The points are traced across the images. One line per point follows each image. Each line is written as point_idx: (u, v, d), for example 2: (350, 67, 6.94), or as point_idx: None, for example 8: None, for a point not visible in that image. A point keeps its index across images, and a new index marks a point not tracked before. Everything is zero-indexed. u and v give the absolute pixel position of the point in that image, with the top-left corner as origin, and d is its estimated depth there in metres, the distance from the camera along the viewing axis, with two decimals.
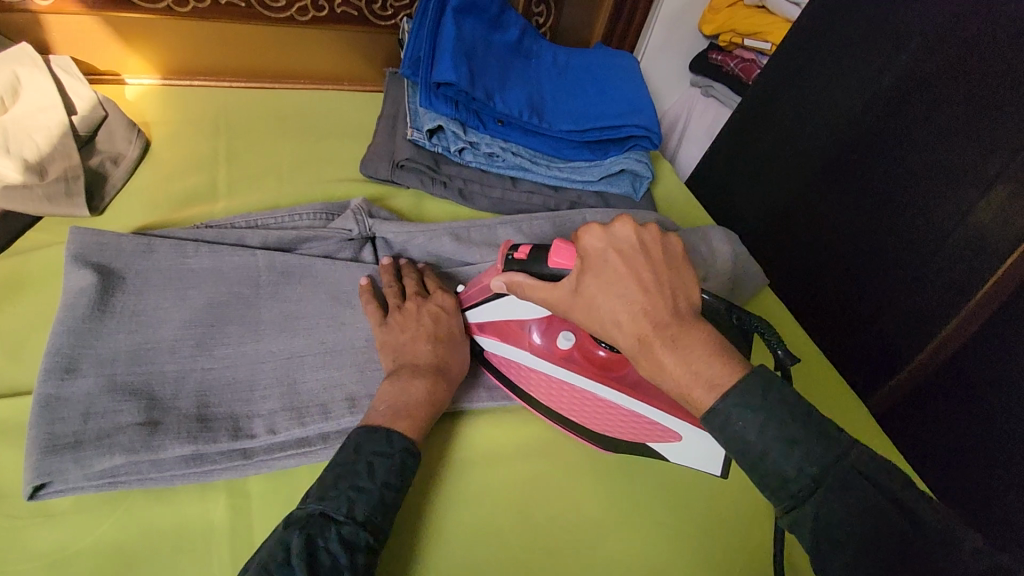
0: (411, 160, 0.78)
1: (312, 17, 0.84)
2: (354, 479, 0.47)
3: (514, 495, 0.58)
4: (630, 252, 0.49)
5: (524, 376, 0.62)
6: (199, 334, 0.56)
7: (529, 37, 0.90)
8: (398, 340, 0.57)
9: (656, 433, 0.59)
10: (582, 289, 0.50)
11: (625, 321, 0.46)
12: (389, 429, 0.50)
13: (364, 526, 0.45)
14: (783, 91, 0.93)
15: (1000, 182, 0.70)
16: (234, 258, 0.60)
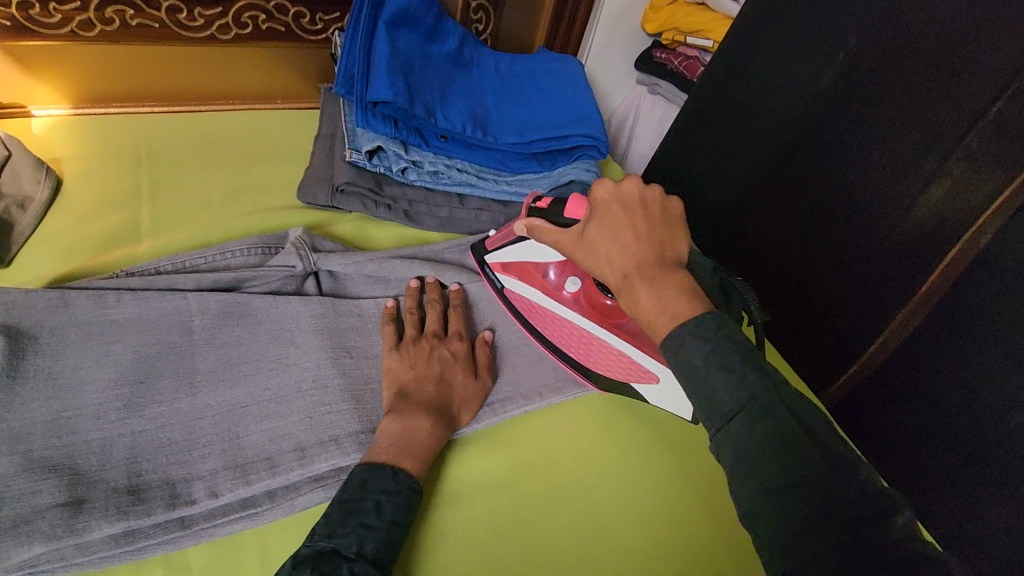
0: (351, 183, 0.75)
1: (236, 35, 0.80)
2: (363, 517, 0.46)
3: (506, 527, 0.55)
4: (631, 204, 0.54)
5: (536, 312, 0.69)
6: (127, 393, 0.50)
7: (468, 46, 0.88)
8: (402, 373, 0.58)
9: (639, 373, 0.64)
10: (586, 233, 0.57)
11: (615, 259, 0.52)
12: (394, 467, 0.50)
13: (375, 565, 0.44)
14: (728, 88, 0.93)
15: (940, 176, 0.70)
16: (161, 303, 0.55)
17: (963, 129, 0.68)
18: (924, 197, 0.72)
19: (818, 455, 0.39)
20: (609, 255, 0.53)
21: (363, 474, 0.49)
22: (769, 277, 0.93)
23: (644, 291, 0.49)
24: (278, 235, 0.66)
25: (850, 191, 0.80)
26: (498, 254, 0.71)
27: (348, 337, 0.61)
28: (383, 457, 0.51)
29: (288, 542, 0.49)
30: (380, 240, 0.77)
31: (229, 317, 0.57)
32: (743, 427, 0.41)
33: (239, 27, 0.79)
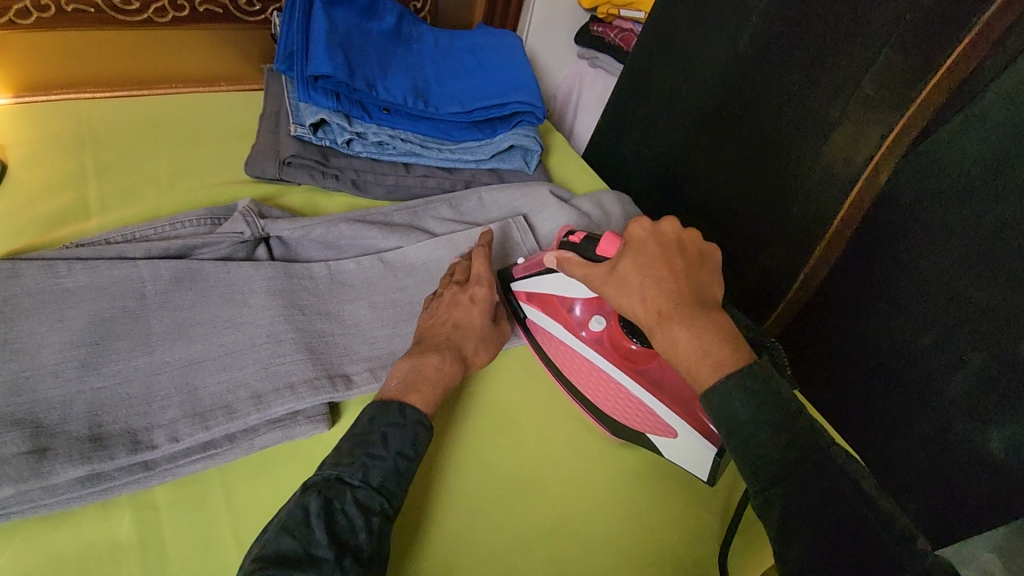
0: (297, 156, 0.77)
1: (174, 18, 0.82)
2: (369, 448, 0.50)
3: (511, 441, 0.64)
4: (668, 247, 0.56)
5: (557, 347, 0.68)
6: (83, 353, 0.53)
7: (407, 23, 0.91)
8: (424, 320, 0.63)
9: (657, 427, 0.61)
10: (618, 269, 0.56)
11: (649, 297, 0.53)
12: (401, 403, 0.54)
13: (379, 493, 0.49)
14: (658, 54, 0.99)
15: (841, 123, 0.77)
16: (113, 270, 0.58)
17: (856, 76, 0.74)
18: (828, 142, 0.79)
19: (861, 503, 0.43)
20: (642, 294, 0.53)
21: (373, 410, 0.53)
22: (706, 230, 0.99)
23: (684, 334, 0.50)
24: (225, 206, 0.68)
25: (773, 143, 0.85)
26: (524, 283, 0.70)
27: (301, 296, 0.64)
28: (392, 395, 0.55)
29: (249, 478, 0.53)
30: (329, 209, 0.79)
31: (181, 281, 0.60)
32: (787, 490, 0.45)
33: (176, 10, 0.81)
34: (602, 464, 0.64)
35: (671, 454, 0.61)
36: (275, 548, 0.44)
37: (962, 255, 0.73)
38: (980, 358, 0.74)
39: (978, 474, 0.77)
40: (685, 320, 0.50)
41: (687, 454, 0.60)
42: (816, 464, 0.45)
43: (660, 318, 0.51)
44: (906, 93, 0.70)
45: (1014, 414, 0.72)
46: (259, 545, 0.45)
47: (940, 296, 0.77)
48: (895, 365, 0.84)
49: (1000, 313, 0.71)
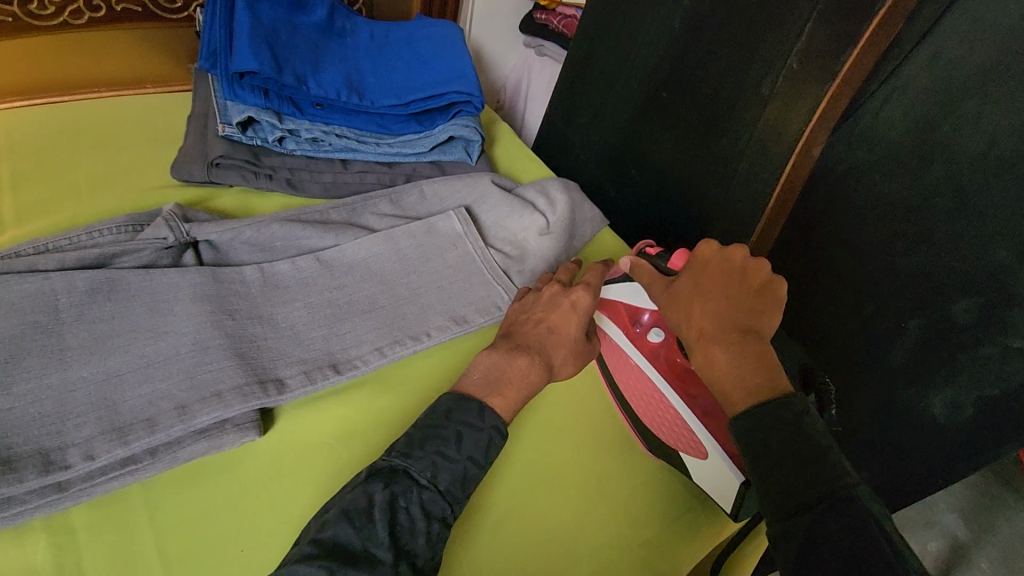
0: (226, 156, 0.75)
1: (89, 18, 0.78)
2: (441, 445, 0.51)
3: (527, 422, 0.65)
4: (729, 274, 0.57)
5: (612, 352, 0.66)
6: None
7: (340, 15, 0.88)
8: (518, 317, 0.63)
9: (692, 446, 0.59)
10: (675, 287, 0.59)
11: (697, 318, 0.55)
12: (481, 403, 0.54)
13: (443, 496, 0.50)
14: (602, 39, 0.99)
15: (772, 99, 0.77)
16: (20, 285, 0.55)
17: (786, 50, 0.75)
18: (762, 117, 0.79)
19: (885, 547, 0.41)
20: (691, 313, 0.56)
21: (450, 403, 0.54)
22: (653, 216, 0.98)
23: (721, 354, 0.52)
24: (149, 211, 0.66)
25: (715, 123, 0.85)
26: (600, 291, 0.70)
27: (232, 300, 0.61)
28: (474, 392, 0.55)
29: (174, 493, 0.51)
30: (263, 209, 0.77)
31: (98, 290, 0.57)
32: (811, 518, 0.43)
33: (92, 10, 0.78)
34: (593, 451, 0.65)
35: (703, 476, 0.59)
36: (335, 536, 0.46)
37: (896, 223, 0.75)
38: (919, 323, 0.76)
39: (931, 434, 0.80)
40: (719, 341, 0.53)
41: (716, 478, 0.58)
42: (846, 499, 0.43)
43: (702, 337, 0.54)
44: (831, 64, 0.70)
45: (954, 374, 0.75)
46: (320, 526, 0.47)
47: (879, 266, 0.78)
48: (842, 337, 0.85)
49: (934, 278, 0.73)
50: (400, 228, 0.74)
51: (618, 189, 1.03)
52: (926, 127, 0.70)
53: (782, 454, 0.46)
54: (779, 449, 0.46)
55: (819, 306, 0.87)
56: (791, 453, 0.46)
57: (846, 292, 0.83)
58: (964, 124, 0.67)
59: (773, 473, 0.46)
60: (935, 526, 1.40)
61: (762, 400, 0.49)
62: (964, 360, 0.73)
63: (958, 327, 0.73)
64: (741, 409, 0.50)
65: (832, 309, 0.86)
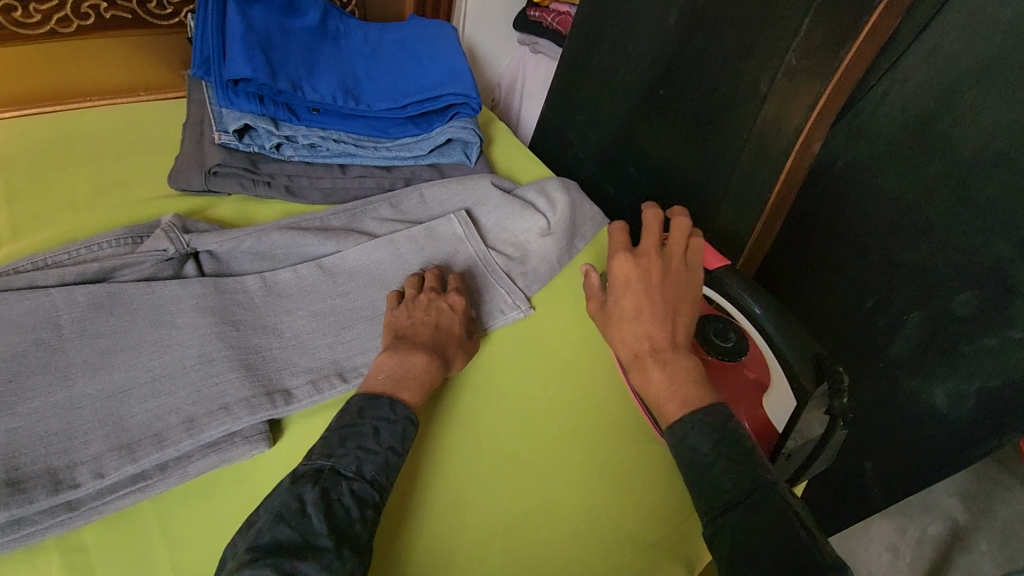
0: (224, 165, 0.74)
1: (77, 26, 0.77)
2: (360, 440, 0.52)
3: (533, 391, 0.68)
4: (645, 282, 0.59)
5: None
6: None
7: (332, 18, 0.88)
8: (401, 322, 0.63)
9: None
10: (606, 309, 0.61)
11: (629, 340, 0.57)
12: (391, 398, 0.55)
13: (372, 485, 0.50)
14: (597, 36, 0.99)
15: (771, 95, 0.77)
16: (21, 303, 0.54)
17: (784, 46, 0.74)
18: (761, 113, 0.79)
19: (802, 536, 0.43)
20: (623, 336, 0.57)
21: (361, 402, 0.55)
22: None
23: (655, 372, 0.54)
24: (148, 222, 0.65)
25: (712, 118, 0.85)
26: None
27: (235, 309, 0.61)
28: (382, 389, 0.57)
29: (186, 507, 0.51)
30: (261, 217, 0.76)
31: (100, 305, 0.56)
32: (733, 518, 0.45)
33: (80, 18, 0.76)
34: (589, 438, 0.65)
35: None
36: (271, 538, 0.44)
37: (896, 215, 0.76)
38: (920, 315, 0.77)
39: (932, 425, 0.81)
40: (651, 359, 0.55)
41: None
42: (765, 494, 0.45)
43: (637, 358, 0.56)
44: (828, 60, 0.70)
45: (955, 365, 0.75)
46: (252, 538, 0.45)
47: (879, 259, 0.79)
48: (844, 330, 0.86)
49: (935, 269, 0.74)
50: (401, 232, 0.73)
51: (616, 187, 1.03)
52: (925, 121, 0.71)
53: (710, 456, 0.48)
54: (710, 451, 0.48)
55: (819, 299, 0.88)
56: (717, 454, 0.48)
57: (846, 286, 0.84)
58: (962, 118, 0.67)
59: (701, 477, 0.48)
60: (936, 510, 1.42)
61: (692, 410, 0.51)
62: (965, 351, 0.74)
63: (958, 318, 0.73)
64: (673, 420, 0.51)
65: (834, 303, 0.86)
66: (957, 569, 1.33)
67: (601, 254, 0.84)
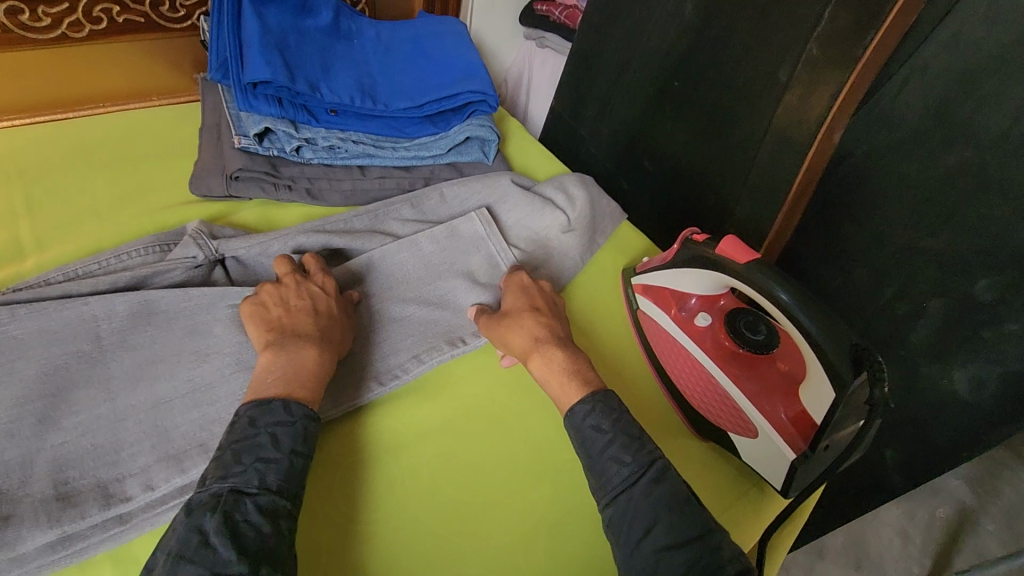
0: (245, 169, 0.73)
1: (90, 31, 0.75)
2: (258, 452, 0.48)
3: (498, 415, 0.63)
4: (545, 295, 0.69)
5: (660, 337, 0.68)
6: (39, 407, 0.49)
7: (345, 17, 0.87)
8: (271, 312, 0.58)
9: (739, 424, 0.60)
10: (502, 309, 0.67)
11: (528, 326, 0.64)
12: (285, 400, 0.52)
13: (281, 496, 0.47)
14: (607, 30, 0.99)
15: (790, 87, 0.77)
16: (62, 316, 0.54)
17: (803, 37, 0.74)
18: (779, 105, 0.79)
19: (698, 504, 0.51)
20: (521, 325, 0.64)
21: (251, 410, 0.51)
22: (668, 207, 0.98)
23: (558, 355, 0.61)
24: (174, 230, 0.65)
25: (728, 110, 0.85)
26: (644, 277, 0.72)
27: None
28: (273, 392, 0.52)
29: None
30: (284, 220, 0.76)
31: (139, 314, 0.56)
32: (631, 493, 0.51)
33: (92, 22, 0.75)
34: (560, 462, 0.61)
35: (753, 454, 0.59)
36: None
37: (918, 203, 0.76)
38: (940, 302, 0.78)
39: (952, 411, 0.83)
40: (552, 344, 0.62)
41: (766, 455, 0.58)
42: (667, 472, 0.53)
43: (538, 344, 0.62)
44: (851, 52, 0.70)
45: (977, 351, 0.77)
46: None
47: (899, 247, 0.80)
48: (864, 317, 0.87)
49: (955, 255, 0.75)
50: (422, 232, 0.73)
51: (630, 181, 1.03)
52: (945, 109, 0.71)
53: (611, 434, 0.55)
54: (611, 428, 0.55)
55: (838, 290, 0.89)
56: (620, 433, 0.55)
57: (866, 275, 0.85)
58: (982, 105, 0.68)
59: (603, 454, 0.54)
60: (944, 492, 1.44)
61: (593, 392, 0.58)
62: (986, 336, 0.76)
63: (980, 305, 0.75)
64: (577, 400, 0.58)
65: (853, 292, 0.87)
66: (966, 548, 1.35)
67: (625, 251, 0.84)
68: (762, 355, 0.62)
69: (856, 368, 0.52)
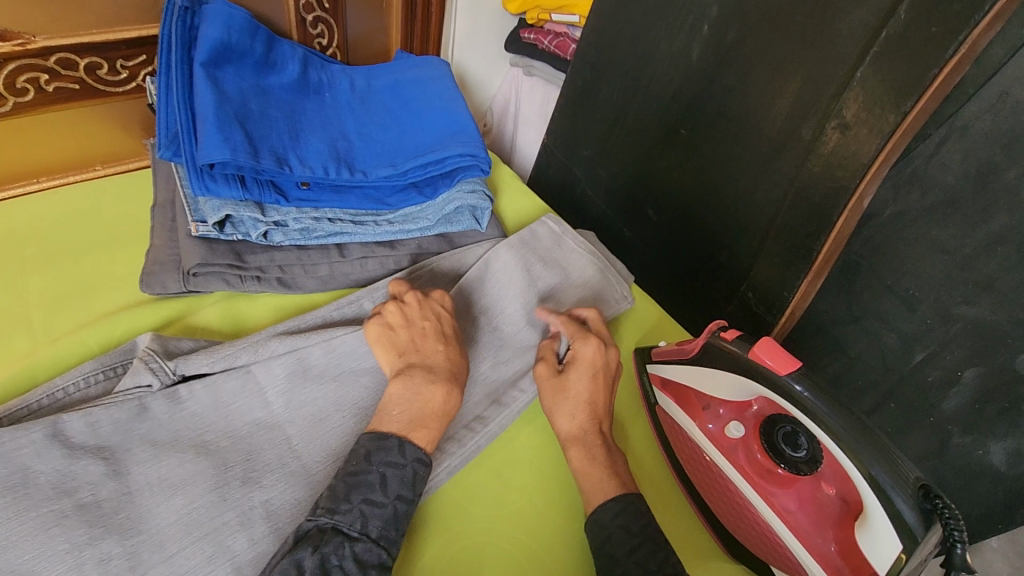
0: (204, 266, 0.64)
1: (13, 105, 0.64)
2: (367, 492, 0.49)
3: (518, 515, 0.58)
4: (598, 368, 0.63)
5: (687, 446, 0.63)
6: (102, 516, 0.46)
7: (313, 68, 0.77)
8: (397, 338, 0.60)
9: (785, 561, 0.54)
10: (565, 377, 0.62)
11: (580, 418, 0.60)
12: (401, 438, 0.52)
13: (378, 544, 0.48)
14: (605, 68, 0.91)
15: (815, 147, 0.70)
16: (30, 443, 0.47)
17: (833, 93, 0.67)
18: (803, 165, 0.72)
19: None
20: (569, 416, 0.60)
21: (369, 444, 0.52)
22: (675, 260, 0.92)
23: (600, 453, 0.58)
24: (124, 347, 0.57)
25: (742, 165, 0.78)
26: (661, 367, 0.67)
27: (269, 416, 0.56)
28: (395, 428, 0.53)
29: None
30: (254, 318, 0.68)
31: (124, 428, 0.51)
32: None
33: (16, 95, 0.64)
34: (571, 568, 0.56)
35: None
36: None
37: (952, 268, 0.71)
38: (975, 372, 0.75)
39: (987, 479, 0.82)
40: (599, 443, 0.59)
41: None
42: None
43: (584, 437, 0.59)
44: (889, 115, 0.63)
45: (1015, 425, 0.76)
46: None
47: (932, 314, 0.75)
48: (889, 381, 0.83)
49: (994, 325, 0.71)
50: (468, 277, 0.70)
51: (632, 229, 0.96)
52: (988, 172, 0.65)
53: (643, 537, 0.52)
54: (640, 531, 0.52)
55: (861, 351, 0.84)
56: (648, 537, 0.52)
57: (893, 338, 0.80)
58: None
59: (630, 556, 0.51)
60: None
61: (625, 492, 0.55)
62: None
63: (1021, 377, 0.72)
64: (607, 498, 0.55)
65: (876, 354, 0.83)
66: None
67: (642, 326, 0.79)
68: (804, 474, 0.56)
69: (927, 519, 0.45)
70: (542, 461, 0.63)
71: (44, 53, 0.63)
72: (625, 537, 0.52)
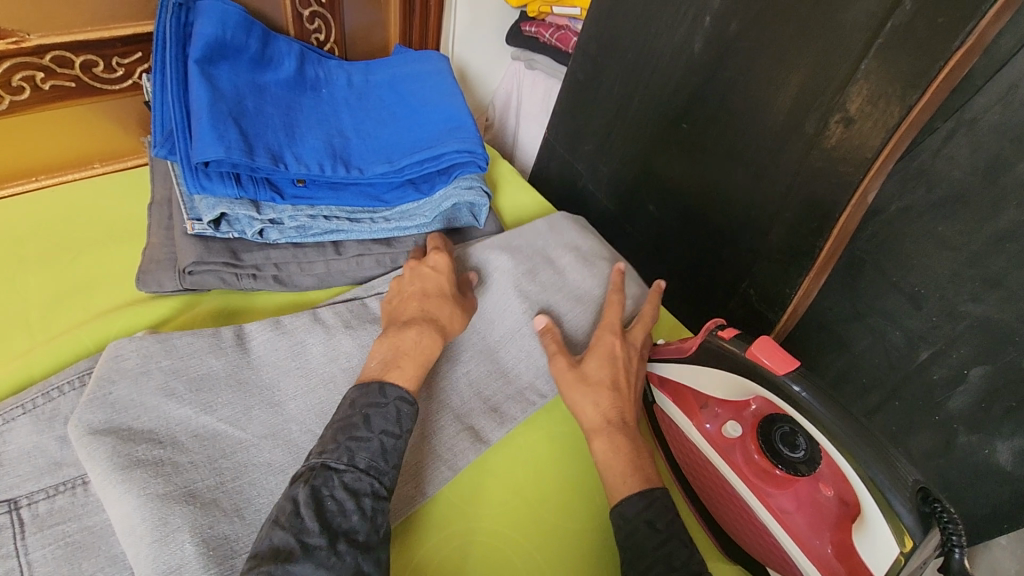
0: (199, 263, 0.63)
1: (10, 102, 0.64)
2: (353, 431, 0.49)
3: (517, 506, 0.58)
4: (619, 358, 0.63)
5: (686, 446, 0.63)
6: (229, 429, 0.51)
7: (309, 64, 0.77)
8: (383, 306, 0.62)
9: (782, 564, 0.54)
10: (581, 367, 0.62)
11: (602, 404, 0.59)
12: (381, 382, 0.53)
13: (367, 473, 0.47)
14: (606, 62, 0.89)
15: (822, 139, 0.68)
16: (192, 352, 0.54)
17: (836, 87, 0.65)
18: (807, 157, 0.70)
19: None
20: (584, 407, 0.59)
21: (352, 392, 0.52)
22: (677, 255, 0.91)
23: (615, 444, 0.57)
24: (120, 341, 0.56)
25: (744, 159, 0.76)
26: (658, 366, 0.66)
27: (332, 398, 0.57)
28: (373, 374, 0.54)
29: None
30: (249, 315, 0.68)
31: (243, 359, 0.56)
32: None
33: (13, 93, 0.64)
34: (569, 555, 0.56)
35: None
36: (267, 545, 0.42)
37: (959, 264, 0.70)
38: (982, 370, 0.74)
39: (993, 479, 0.80)
40: (623, 431, 0.58)
41: None
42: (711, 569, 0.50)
43: (609, 426, 0.58)
44: (895, 110, 0.62)
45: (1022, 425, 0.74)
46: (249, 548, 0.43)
47: (938, 310, 0.74)
48: (894, 379, 0.82)
49: (1002, 323, 0.69)
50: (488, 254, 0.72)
51: (633, 224, 0.95)
52: (996, 166, 0.64)
53: (669, 532, 0.51)
54: (666, 528, 0.51)
55: (865, 348, 0.83)
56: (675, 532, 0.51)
57: (898, 336, 0.79)
58: None
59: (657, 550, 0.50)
60: None
61: (651, 487, 0.54)
62: None
63: None
64: (632, 492, 0.54)
65: (881, 350, 0.82)
66: None
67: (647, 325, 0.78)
68: (802, 474, 0.55)
69: (926, 522, 0.44)
70: (540, 457, 0.62)
71: (39, 51, 0.63)
72: (650, 532, 0.51)
